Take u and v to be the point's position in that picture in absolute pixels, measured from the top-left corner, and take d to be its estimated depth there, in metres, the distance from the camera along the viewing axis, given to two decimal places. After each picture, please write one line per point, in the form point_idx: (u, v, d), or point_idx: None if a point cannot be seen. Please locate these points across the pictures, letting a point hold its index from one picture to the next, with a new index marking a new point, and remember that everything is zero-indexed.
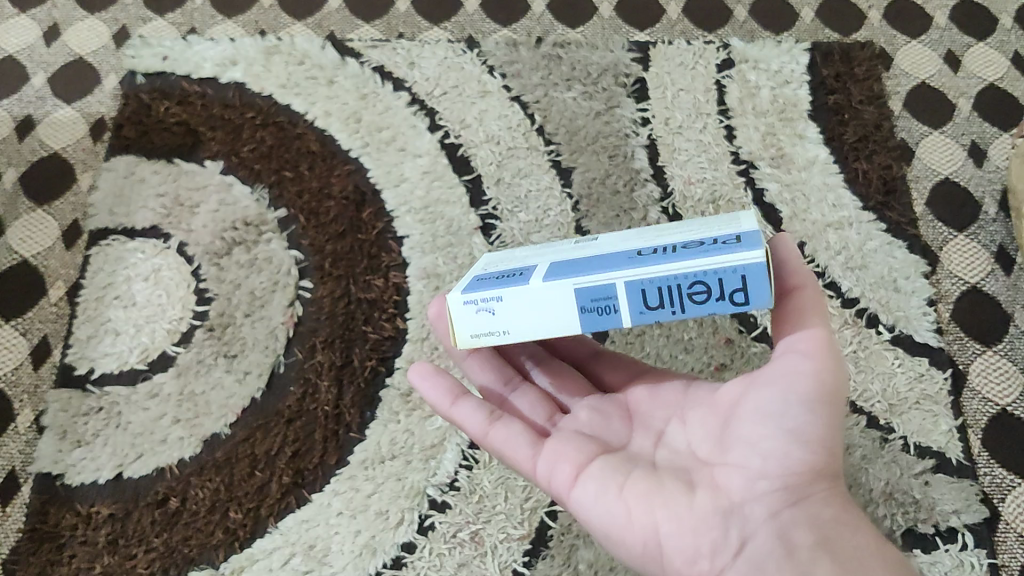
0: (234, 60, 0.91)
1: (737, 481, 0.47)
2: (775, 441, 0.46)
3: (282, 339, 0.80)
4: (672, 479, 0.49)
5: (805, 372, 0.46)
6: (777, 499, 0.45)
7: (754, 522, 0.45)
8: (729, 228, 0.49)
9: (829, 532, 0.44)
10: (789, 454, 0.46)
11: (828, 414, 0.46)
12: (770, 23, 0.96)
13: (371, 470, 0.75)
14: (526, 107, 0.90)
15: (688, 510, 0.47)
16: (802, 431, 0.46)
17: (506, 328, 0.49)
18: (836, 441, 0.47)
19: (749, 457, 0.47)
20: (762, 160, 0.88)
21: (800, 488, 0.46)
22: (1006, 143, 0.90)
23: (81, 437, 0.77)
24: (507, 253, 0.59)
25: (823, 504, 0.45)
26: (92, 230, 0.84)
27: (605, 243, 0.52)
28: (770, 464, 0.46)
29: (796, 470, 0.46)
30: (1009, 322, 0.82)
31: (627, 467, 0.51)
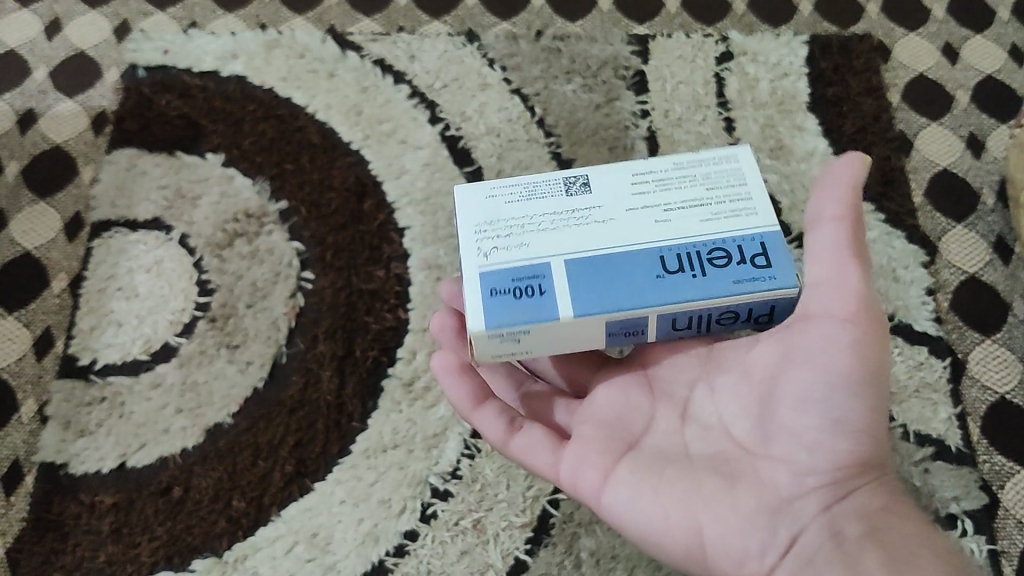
0: (236, 54, 0.92)
1: (778, 472, 0.49)
2: (818, 432, 0.48)
3: (284, 330, 0.80)
4: (709, 474, 0.51)
5: (845, 352, 0.48)
6: (824, 491, 0.48)
7: (804, 518, 0.48)
8: (743, 222, 0.55)
9: (876, 518, 0.47)
10: (835, 446, 0.48)
11: (870, 398, 0.48)
12: (768, 16, 0.97)
13: (373, 459, 0.75)
14: (526, 100, 0.90)
15: (730, 507, 0.49)
16: (842, 419, 0.48)
17: (529, 348, 0.55)
18: (875, 422, 0.49)
19: (790, 449, 0.49)
20: (762, 151, 0.88)
21: (843, 476, 0.48)
22: (1005, 134, 0.90)
23: (84, 427, 0.77)
24: (484, 194, 0.58)
25: (865, 486, 0.48)
26: (95, 222, 0.85)
27: (609, 219, 0.56)
28: (814, 456, 0.48)
29: (838, 458, 0.48)
30: (1008, 310, 0.83)
31: (664, 463, 0.53)
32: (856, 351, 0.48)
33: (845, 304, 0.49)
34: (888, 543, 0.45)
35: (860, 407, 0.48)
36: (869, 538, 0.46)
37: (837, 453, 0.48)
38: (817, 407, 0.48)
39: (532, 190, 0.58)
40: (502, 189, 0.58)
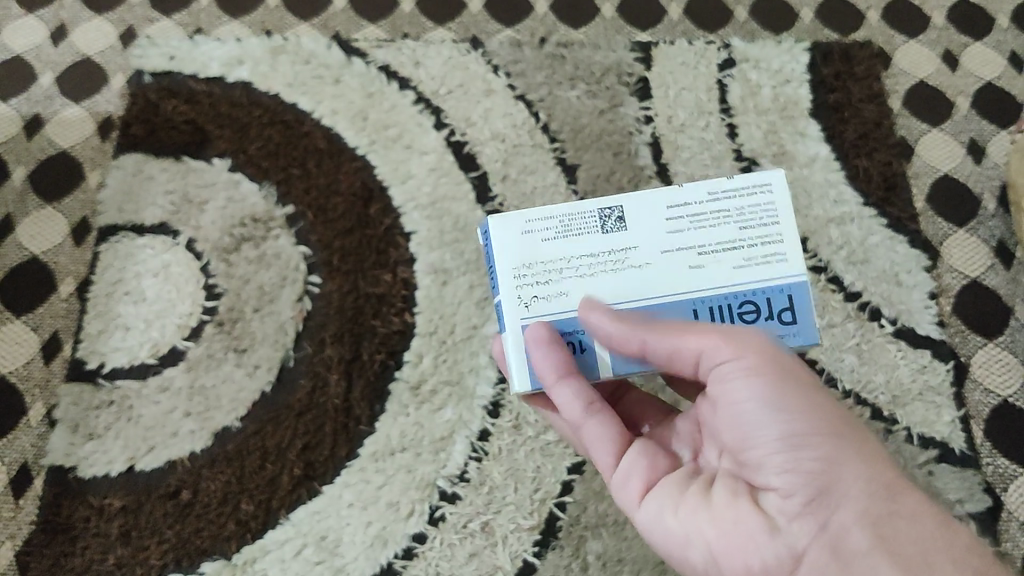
0: (241, 60, 0.91)
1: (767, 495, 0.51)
2: (778, 454, 0.50)
3: (292, 333, 0.81)
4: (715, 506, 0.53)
5: (749, 388, 0.51)
6: (813, 506, 0.49)
7: (803, 536, 0.49)
8: (773, 272, 0.57)
9: (882, 527, 0.47)
10: (801, 463, 0.49)
11: (803, 411, 0.50)
12: (770, 24, 0.98)
13: (381, 462, 0.76)
14: (531, 106, 0.91)
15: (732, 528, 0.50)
16: (791, 435, 0.50)
17: None
18: (832, 426, 0.50)
19: (762, 476, 0.51)
20: (765, 158, 0.89)
21: (824, 487, 0.49)
22: (1004, 140, 0.92)
23: (93, 431, 0.78)
24: (520, 227, 0.57)
25: (857, 493, 0.48)
26: (102, 226, 0.85)
27: (644, 263, 0.57)
28: (783, 476, 0.50)
29: (808, 472, 0.49)
30: (1010, 314, 0.84)
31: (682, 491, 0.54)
32: (770, 378, 0.51)
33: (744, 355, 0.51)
34: (901, 554, 0.46)
35: (798, 419, 0.50)
36: (881, 549, 0.46)
37: (803, 467, 0.49)
38: (765, 434, 0.50)
39: (570, 226, 0.57)
40: (540, 222, 0.57)
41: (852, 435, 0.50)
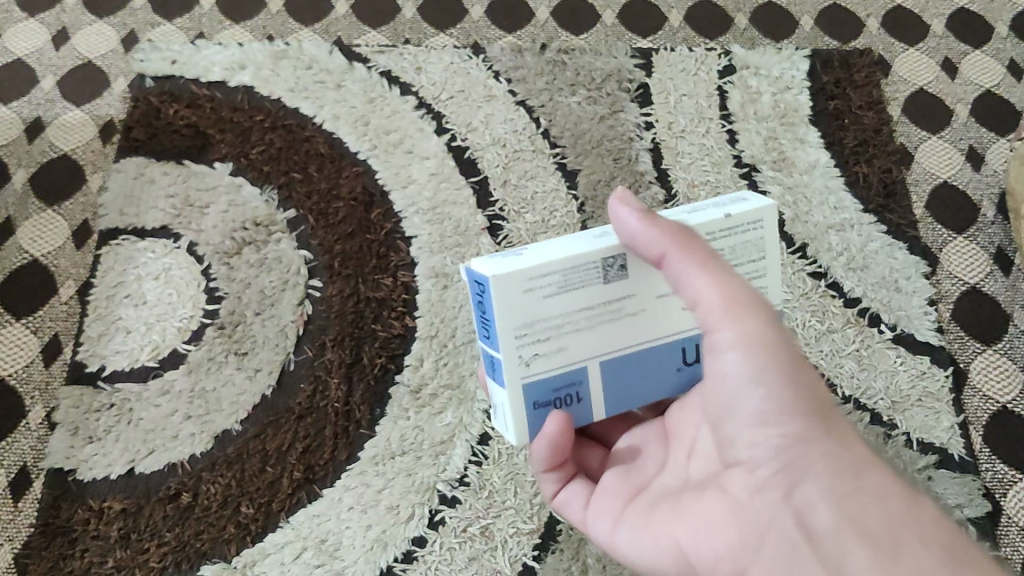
0: (243, 64, 0.92)
1: (735, 476, 0.48)
2: (749, 432, 0.47)
3: (293, 337, 0.81)
4: (688, 502, 0.51)
5: (733, 358, 0.47)
6: (777, 484, 0.46)
7: (768, 515, 0.46)
8: None
9: (846, 506, 0.43)
10: (770, 438, 0.46)
11: (783, 381, 0.46)
12: (770, 31, 0.98)
13: (381, 465, 0.77)
14: (532, 111, 0.91)
15: (702, 520, 0.49)
16: (764, 407, 0.46)
17: None
18: (807, 396, 0.46)
19: (735, 453, 0.48)
20: (764, 164, 0.89)
21: (789, 462, 0.45)
22: (1003, 148, 0.92)
23: (93, 433, 0.78)
24: (522, 285, 0.48)
25: (820, 469, 0.45)
26: (103, 229, 0.85)
27: (641, 311, 0.51)
28: (753, 455, 0.47)
29: (774, 448, 0.46)
30: (1008, 320, 0.84)
31: (657, 504, 0.53)
32: (760, 348, 0.47)
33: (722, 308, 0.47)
34: (865, 533, 0.42)
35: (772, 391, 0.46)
36: (847, 529, 0.42)
37: (769, 444, 0.46)
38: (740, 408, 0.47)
39: (571, 280, 0.49)
40: (539, 280, 0.48)
41: (824, 407, 0.47)
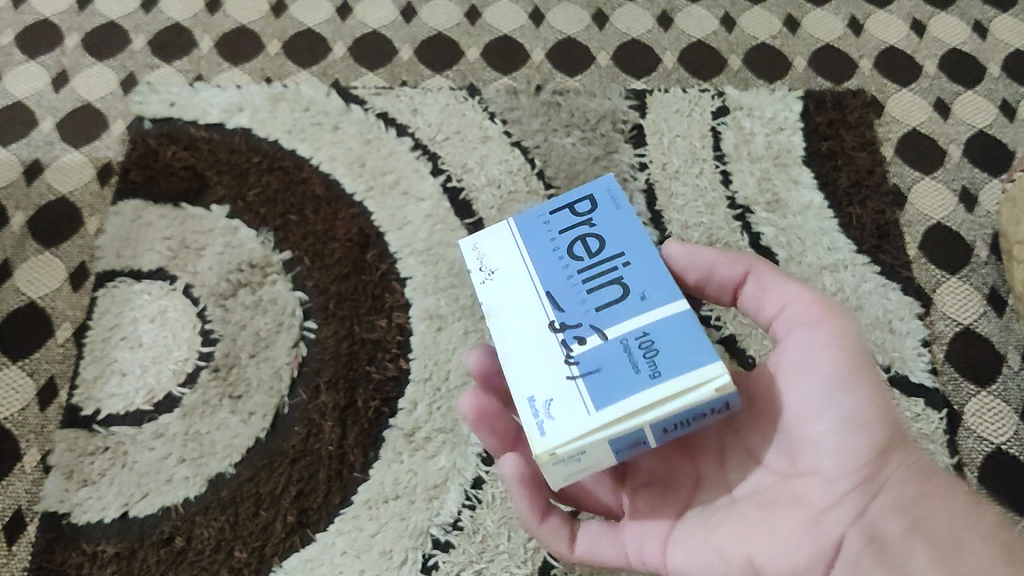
0: (241, 107, 0.93)
1: (805, 485, 0.51)
2: (831, 437, 0.50)
3: (287, 379, 0.81)
4: (749, 512, 0.53)
5: (830, 359, 0.51)
6: (854, 494, 0.50)
7: (843, 524, 0.50)
8: None
9: (915, 511, 0.49)
10: (850, 445, 0.50)
11: (873, 392, 0.50)
12: (763, 72, 0.99)
13: (375, 510, 0.76)
14: (527, 152, 0.91)
15: (773, 531, 0.51)
16: (851, 415, 0.50)
17: (528, 396, 0.49)
18: (889, 408, 0.50)
19: (810, 462, 0.51)
20: (758, 206, 0.89)
21: (869, 473, 0.50)
22: (996, 188, 0.92)
23: (87, 477, 0.78)
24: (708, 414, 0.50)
25: (897, 480, 0.50)
26: (100, 272, 0.86)
27: None
28: (833, 464, 0.50)
29: (859, 457, 0.50)
30: (1002, 361, 0.84)
31: (709, 515, 0.55)
32: (850, 350, 0.51)
33: (800, 314, 0.53)
34: (933, 536, 0.47)
35: (867, 398, 0.50)
36: (916, 533, 0.48)
37: (857, 453, 0.50)
38: (824, 415, 0.50)
39: None
40: None
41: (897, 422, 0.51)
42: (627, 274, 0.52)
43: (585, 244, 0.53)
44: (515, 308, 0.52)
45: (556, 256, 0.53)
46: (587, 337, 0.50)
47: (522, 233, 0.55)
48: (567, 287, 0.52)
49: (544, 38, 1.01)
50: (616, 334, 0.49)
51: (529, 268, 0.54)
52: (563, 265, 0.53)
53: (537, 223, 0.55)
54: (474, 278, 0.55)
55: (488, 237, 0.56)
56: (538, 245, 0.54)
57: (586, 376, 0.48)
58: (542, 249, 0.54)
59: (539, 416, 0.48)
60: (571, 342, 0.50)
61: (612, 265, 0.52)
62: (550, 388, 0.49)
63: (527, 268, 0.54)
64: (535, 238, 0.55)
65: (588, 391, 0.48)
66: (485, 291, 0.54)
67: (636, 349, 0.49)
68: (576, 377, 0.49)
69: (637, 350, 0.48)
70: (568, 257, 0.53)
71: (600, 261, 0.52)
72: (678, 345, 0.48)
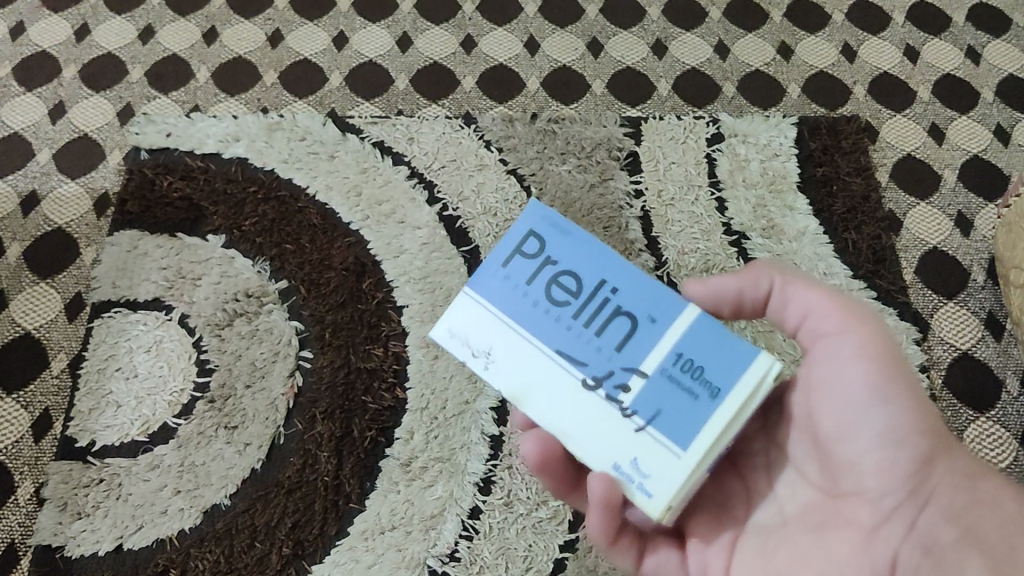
0: (237, 136, 0.93)
1: (853, 504, 0.50)
2: (873, 454, 0.49)
3: (283, 410, 0.81)
4: (801, 532, 0.51)
5: (858, 373, 0.49)
6: (903, 509, 0.49)
7: (896, 540, 0.48)
8: None
9: (968, 520, 0.47)
10: (894, 458, 0.49)
11: (907, 399, 0.48)
12: (758, 99, 0.99)
13: (371, 540, 0.76)
14: (523, 180, 0.92)
15: (826, 553, 0.50)
16: (889, 428, 0.48)
17: (613, 463, 0.47)
18: (923, 414, 0.49)
19: (857, 479, 0.50)
20: (754, 231, 0.89)
21: (917, 486, 0.49)
22: (991, 214, 0.93)
23: (81, 509, 0.77)
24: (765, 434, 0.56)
25: (944, 490, 0.48)
26: (95, 302, 0.85)
27: None
28: (878, 482, 0.49)
29: (902, 474, 0.49)
30: (1001, 386, 0.84)
31: (761, 539, 0.53)
32: (877, 359, 0.49)
33: (828, 321, 0.51)
34: (988, 542, 0.45)
35: (902, 409, 0.48)
36: (969, 542, 0.46)
37: (900, 468, 0.49)
38: (860, 432, 0.49)
39: None
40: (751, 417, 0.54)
41: (940, 425, 0.50)
42: (621, 303, 0.49)
43: (563, 286, 0.49)
44: (542, 382, 0.49)
45: (542, 312, 0.49)
46: (629, 382, 0.48)
47: (492, 300, 0.50)
48: (576, 340, 0.49)
49: (540, 67, 1.01)
50: (653, 366, 0.48)
51: (525, 336, 0.49)
52: (554, 317, 0.49)
53: (499, 281, 0.50)
54: (472, 364, 0.50)
55: (459, 316, 0.50)
56: (515, 306, 0.50)
57: (652, 420, 0.47)
58: (524, 308, 0.49)
59: (635, 480, 0.47)
60: (616, 395, 0.48)
61: (601, 299, 0.49)
62: (626, 448, 0.47)
63: (522, 335, 0.49)
64: (505, 299, 0.50)
65: (663, 435, 0.47)
66: (495, 376, 0.49)
67: (681, 374, 0.47)
68: (642, 425, 0.47)
69: (684, 376, 0.47)
70: (553, 307, 0.49)
71: (587, 298, 0.49)
72: (721, 358, 0.47)
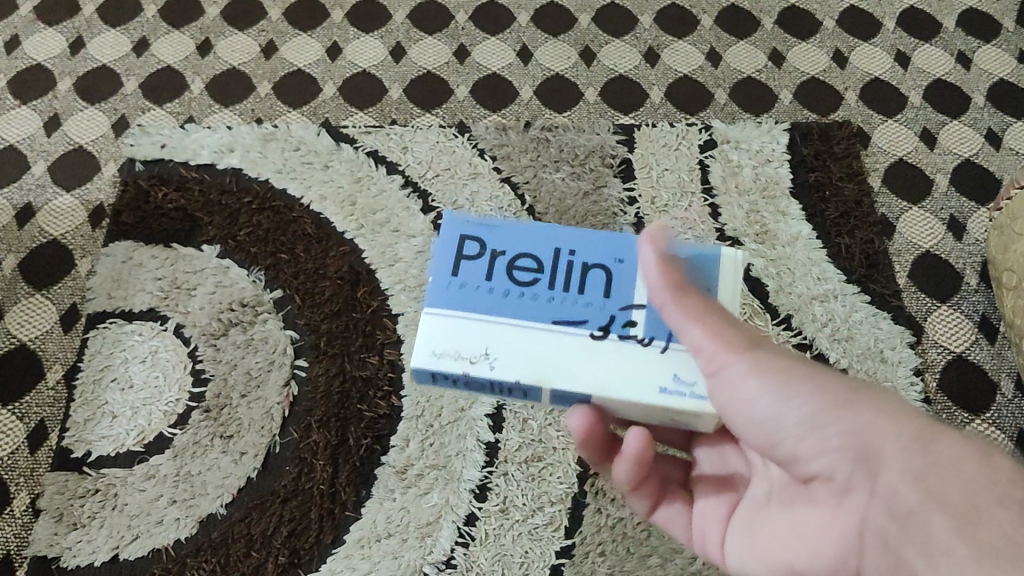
0: (231, 147, 0.93)
1: (817, 484, 0.51)
2: (804, 445, 0.49)
3: (278, 419, 0.81)
4: (779, 513, 0.54)
5: (752, 386, 0.49)
6: (858, 480, 0.48)
7: (862, 509, 0.48)
8: None
9: (925, 480, 0.44)
10: (826, 441, 0.48)
11: (811, 387, 0.48)
12: (750, 106, 1.00)
13: (367, 548, 0.76)
14: (517, 188, 0.92)
15: (802, 537, 0.51)
16: (807, 417, 0.48)
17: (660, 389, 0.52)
18: (840, 388, 0.48)
19: (805, 467, 0.50)
20: (748, 237, 0.89)
21: (866, 456, 0.47)
22: (983, 217, 0.93)
23: (77, 520, 0.77)
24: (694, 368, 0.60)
25: (886, 455, 0.46)
26: (91, 313, 0.86)
27: None
28: (823, 463, 0.49)
29: (842, 451, 0.47)
30: (995, 388, 0.85)
31: (750, 516, 0.56)
32: (762, 369, 0.48)
33: (708, 356, 0.49)
34: (947, 504, 0.43)
35: (810, 398, 0.48)
36: (928, 503, 0.44)
37: (838, 448, 0.48)
38: (783, 433, 0.49)
39: None
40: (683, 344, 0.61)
41: (864, 392, 0.48)
42: (584, 260, 0.55)
43: (524, 269, 0.55)
44: (554, 350, 0.53)
45: (516, 296, 0.54)
46: (631, 317, 0.54)
47: (467, 308, 0.54)
48: (563, 302, 0.54)
49: (533, 76, 1.02)
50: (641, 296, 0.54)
51: (515, 321, 0.53)
52: (533, 296, 0.54)
53: (460, 290, 0.54)
54: (475, 369, 0.52)
55: (438, 339, 0.53)
56: (488, 302, 0.54)
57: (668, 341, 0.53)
58: (501, 300, 0.54)
59: (686, 391, 0.52)
60: (627, 332, 0.53)
61: (564, 264, 0.55)
62: (660, 370, 0.52)
63: (511, 321, 0.54)
64: (474, 300, 0.54)
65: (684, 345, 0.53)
66: (505, 369, 0.52)
67: None
68: (663, 346, 0.53)
69: None
70: (524, 289, 0.54)
71: (552, 271, 0.55)
72: (690, 270, 0.55)
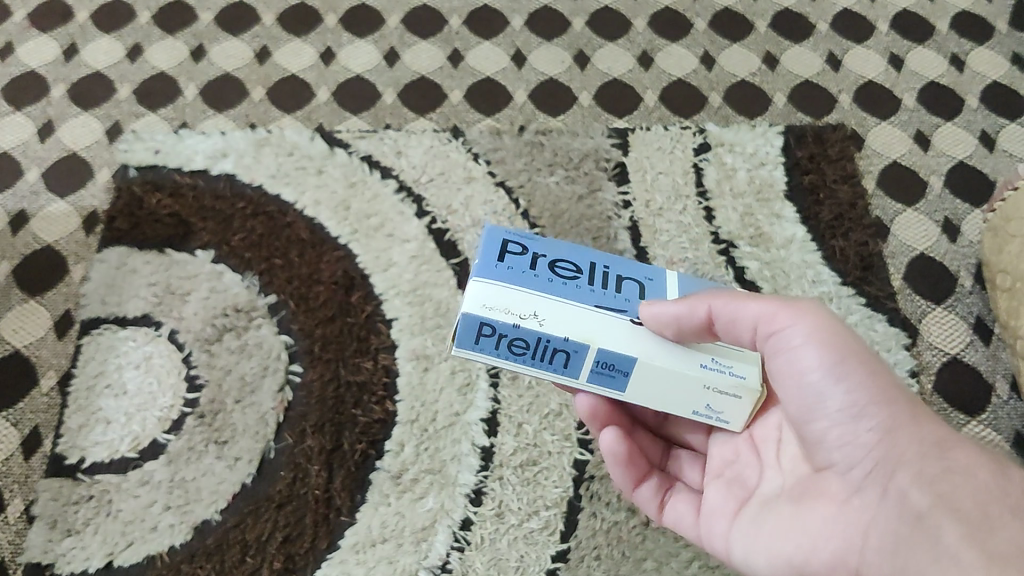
0: (225, 152, 0.93)
1: (833, 478, 0.52)
2: (838, 429, 0.51)
3: (272, 424, 0.81)
4: (785, 505, 0.54)
5: (812, 359, 0.52)
6: (876, 478, 0.50)
7: (871, 506, 0.50)
8: None
9: (939, 485, 0.47)
10: (859, 430, 0.51)
11: (865, 375, 0.51)
12: (744, 109, 1.00)
13: (362, 553, 0.76)
14: (511, 192, 0.92)
15: (805, 527, 0.52)
16: (850, 403, 0.51)
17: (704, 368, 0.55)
18: (885, 388, 0.51)
19: (830, 454, 0.52)
20: (742, 240, 0.90)
21: (888, 455, 0.50)
22: (978, 219, 0.93)
23: (71, 527, 0.77)
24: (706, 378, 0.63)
25: (912, 458, 0.49)
26: (86, 319, 0.85)
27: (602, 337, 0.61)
28: (850, 455, 0.51)
29: (869, 445, 0.50)
30: (990, 391, 0.84)
31: (758, 509, 0.56)
32: (826, 343, 0.52)
33: (764, 325, 0.53)
34: (962, 509, 0.45)
35: (858, 385, 0.51)
36: (941, 507, 0.46)
37: (866, 440, 0.50)
38: (824, 412, 0.52)
39: None
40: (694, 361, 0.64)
41: (907, 401, 0.51)
42: (619, 273, 0.57)
43: (566, 267, 0.56)
44: (601, 326, 0.54)
45: (561, 283, 0.55)
46: None
47: (514, 281, 0.54)
48: (607, 296, 0.55)
49: (527, 80, 1.02)
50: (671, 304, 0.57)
51: (563, 297, 0.54)
52: (577, 285, 0.55)
53: (506, 270, 0.54)
54: (527, 324, 0.53)
55: (488, 293, 0.53)
56: (535, 282, 0.54)
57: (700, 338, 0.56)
58: (547, 283, 0.54)
59: (724, 371, 0.55)
60: None
61: (600, 272, 0.57)
62: (698, 356, 0.55)
63: (560, 299, 0.54)
64: (523, 279, 0.54)
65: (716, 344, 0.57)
66: (555, 329, 0.53)
67: None
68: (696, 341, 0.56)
69: None
70: (569, 279, 0.55)
71: (591, 272, 0.56)
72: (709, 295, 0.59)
